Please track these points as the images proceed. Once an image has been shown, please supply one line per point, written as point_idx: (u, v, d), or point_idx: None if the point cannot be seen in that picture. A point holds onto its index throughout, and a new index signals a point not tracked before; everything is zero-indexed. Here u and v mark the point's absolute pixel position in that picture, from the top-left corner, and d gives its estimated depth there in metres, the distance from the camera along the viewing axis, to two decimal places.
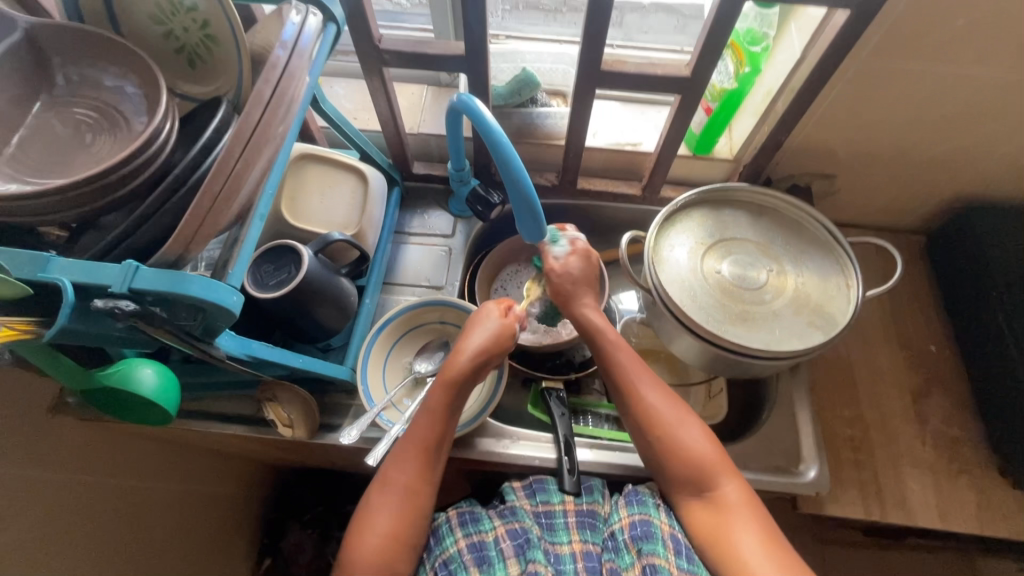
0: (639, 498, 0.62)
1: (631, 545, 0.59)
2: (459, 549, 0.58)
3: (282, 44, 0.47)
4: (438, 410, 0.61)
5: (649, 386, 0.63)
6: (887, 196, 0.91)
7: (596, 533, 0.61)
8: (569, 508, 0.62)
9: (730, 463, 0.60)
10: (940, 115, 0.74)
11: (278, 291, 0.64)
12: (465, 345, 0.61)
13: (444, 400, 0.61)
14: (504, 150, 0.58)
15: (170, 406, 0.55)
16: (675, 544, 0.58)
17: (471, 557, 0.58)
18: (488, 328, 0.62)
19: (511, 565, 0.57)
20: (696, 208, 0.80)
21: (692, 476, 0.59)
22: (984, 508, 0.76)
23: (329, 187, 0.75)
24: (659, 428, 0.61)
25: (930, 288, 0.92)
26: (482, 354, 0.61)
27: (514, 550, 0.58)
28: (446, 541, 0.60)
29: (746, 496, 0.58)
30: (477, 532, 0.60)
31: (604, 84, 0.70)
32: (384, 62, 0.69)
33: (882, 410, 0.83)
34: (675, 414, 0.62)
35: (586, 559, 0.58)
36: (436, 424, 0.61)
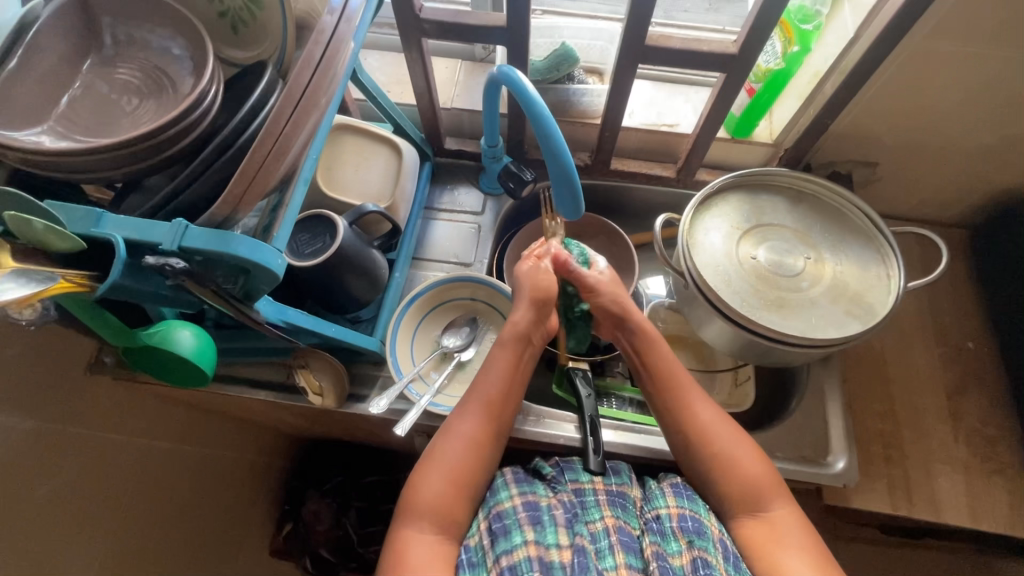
0: (688, 494, 0.61)
1: (679, 534, 0.57)
2: (514, 505, 0.58)
3: (331, 9, 0.47)
4: (507, 367, 0.64)
5: (705, 403, 0.65)
6: (932, 187, 0.88)
7: (627, 514, 0.60)
8: (598, 487, 0.62)
9: (781, 485, 0.61)
10: (998, 102, 0.71)
11: (314, 259, 0.65)
12: (520, 298, 0.66)
13: (511, 356, 0.65)
14: (546, 124, 0.58)
15: (206, 366, 0.56)
16: (723, 549, 0.57)
17: (524, 515, 0.57)
18: (539, 279, 0.66)
19: (562, 533, 0.56)
20: (734, 192, 0.78)
21: (748, 489, 0.60)
22: (1016, 510, 0.74)
23: (364, 159, 0.75)
24: (715, 440, 0.62)
25: (972, 283, 0.89)
26: (545, 306, 0.65)
27: (565, 520, 0.58)
28: (501, 495, 0.60)
29: (798, 519, 0.59)
30: (533, 492, 0.60)
31: (647, 60, 0.68)
32: (423, 32, 0.68)
33: (914, 405, 0.81)
34: (731, 427, 0.63)
35: (620, 533, 0.57)
36: (503, 381, 0.64)
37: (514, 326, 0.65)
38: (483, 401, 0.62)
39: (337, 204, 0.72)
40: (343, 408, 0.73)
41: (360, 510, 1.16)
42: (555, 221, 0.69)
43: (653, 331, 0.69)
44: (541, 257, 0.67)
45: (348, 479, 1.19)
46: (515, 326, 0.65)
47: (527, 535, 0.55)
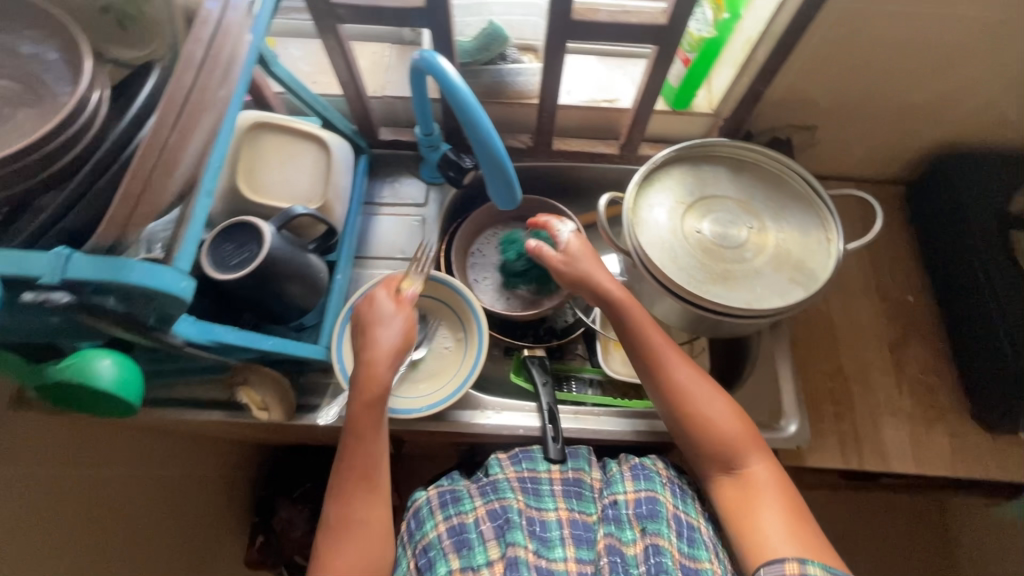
0: (646, 474, 0.63)
1: (633, 521, 0.59)
2: (438, 534, 0.59)
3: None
4: (366, 431, 0.60)
5: (679, 363, 0.64)
6: (868, 147, 0.89)
7: (582, 502, 0.62)
8: (554, 476, 0.64)
9: (756, 439, 0.61)
10: (924, 59, 0.72)
11: (241, 270, 0.60)
12: (374, 360, 0.60)
13: (372, 419, 0.61)
14: (471, 113, 0.56)
15: (130, 397, 0.53)
16: (676, 526, 0.60)
17: (449, 542, 0.58)
18: (392, 326, 0.62)
19: (492, 547, 0.57)
20: (676, 166, 0.77)
21: (724, 450, 0.61)
22: (957, 451, 0.78)
23: (290, 158, 0.70)
24: (686, 403, 0.63)
25: (909, 238, 0.92)
26: (396, 360, 0.61)
27: (494, 532, 0.58)
28: (426, 526, 0.60)
29: (774, 472, 0.60)
30: (457, 513, 0.60)
31: (576, 36, 0.66)
32: (338, 18, 0.64)
33: (861, 360, 0.84)
34: (703, 386, 0.63)
35: (573, 526, 0.59)
36: (373, 448, 0.61)
37: (374, 378, 0.60)
38: (349, 465, 0.60)
39: (262, 208, 0.67)
40: (292, 421, 0.71)
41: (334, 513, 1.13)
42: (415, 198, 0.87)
43: (619, 292, 0.66)
44: (393, 304, 0.63)
45: (319, 484, 1.16)
46: (376, 376, 0.60)
47: (452, 563, 0.56)
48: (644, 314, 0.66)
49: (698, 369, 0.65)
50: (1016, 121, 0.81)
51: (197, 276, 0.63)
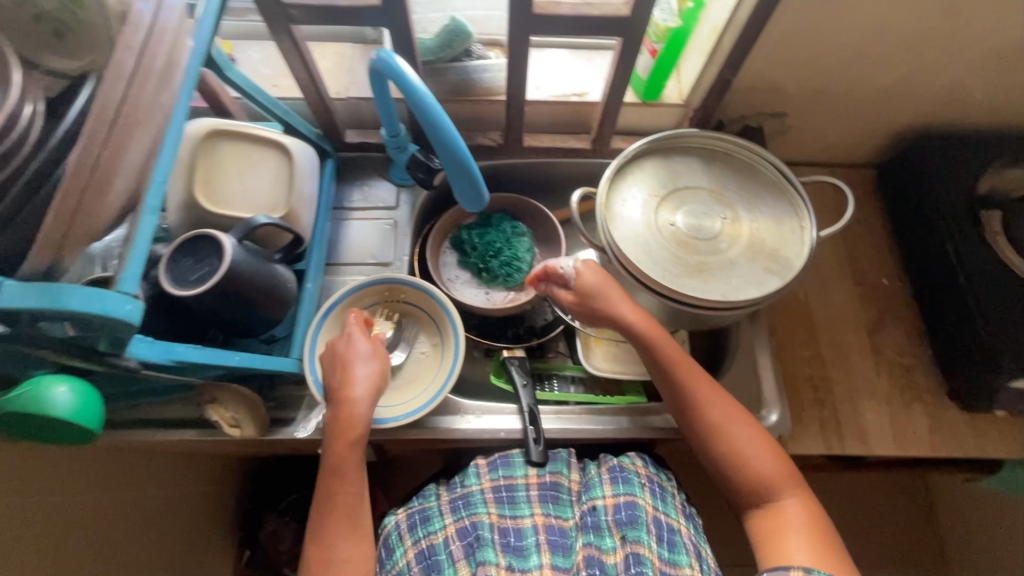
0: (625, 477, 0.66)
1: (614, 528, 0.63)
2: (408, 561, 0.63)
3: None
4: (350, 471, 0.60)
5: (715, 399, 0.64)
6: (838, 131, 0.89)
7: (559, 507, 0.65)
8: (531, 481, 0.67)
9: (790, 474, 0.61)
10: (889, 43, 0.72)
11: (201, 286, 0.58)
12: (356, 398, 0.62)
13: (356, 458, 0.61)
14: (434, 114, 0.56)
15: (90, 424, 0.51)
16: (656, 529, 0.63)
17: (419, 567, 0.62)
18: (369, 362, 0.64)
19: (461, 567, 0.61)
20: (648, 158, 0.76)
21: (757, 485, 0.61)
22: (935, 431, 0.79)
23: (250, 166, 0.68)
24: (720, 439, 0.63)
25: (882, 221, 0.93)
26: (374, 395, 0.63)
27: (463, 552, 0.62)
28: (397, 553, 0.64)
29: (807, 506, 0.61)
30: (426, 535, 0.64)
31: (539, 30, 0.64)
32: (291, 19, 0.62)
33: (839, 345, 0.84)
34: (738, 420, 0.63)
35: (549, 531, 0.63)
36: (355, 483, 0.61)
37: (350, 414, 0.61)
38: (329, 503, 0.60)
39: (222, 219, 0.65)
40: (267, 436, 0.69)
41: None
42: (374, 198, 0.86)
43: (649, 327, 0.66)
44: (363, 341, 0.65)
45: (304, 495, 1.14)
46: (352, 413, 0.61)
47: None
48: (675, 348, 0.66)
49: (733, 402, 0.65)
50: (981, 101, 0.82)
51: (155, 295, 0.60)
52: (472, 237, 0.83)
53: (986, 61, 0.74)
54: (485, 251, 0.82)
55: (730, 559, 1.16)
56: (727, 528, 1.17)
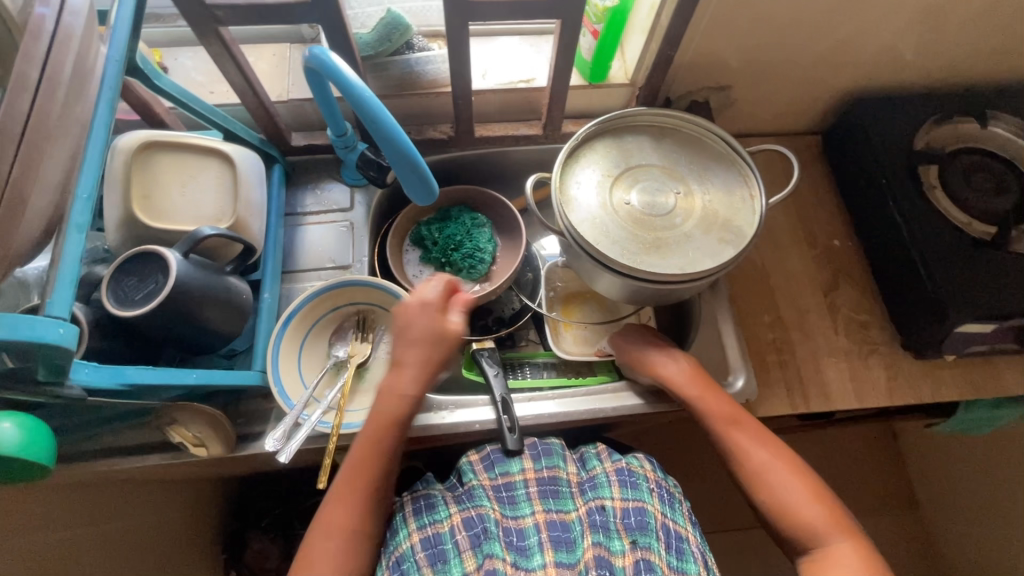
0: (633, 483, 0.66)
1: (623, 533, 0.62)
2: (411, 545, 0.61)
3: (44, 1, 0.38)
4: (376, 450, 0.62)
5: (754, 442, 0.66)
6: (781, 100, 0.91)
7: (559, 500, 0.65)
8: (528, 478, 0.67)
9: (838, 518, 0.60)
10: (819, 10, 0.73)
11: (146, 305, 0.56)
12: (412, 374, 0.63)
13: (388, 443, 0.62)
14: (373, 108, 0.55)
15: (41, 458, 0.49)
16: (665, 536, 0.63)
17: (424, 555, 0.60)
18: (434, 342, 0.63)
19: (467, 559, 0.59)
20: (600, 139, 0.77)
21: (805, 529, 0.60)
22: (892, 381, 0.82)
23: (190, 178, 0.65)
24: (760, 485, 0.63)
25: (829, 184, 0.96)
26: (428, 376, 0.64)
27: (469, 542, 0.60)
28: (400, 535, 0.63)
29: (863, 550, 0.58)
30: (432, 523, 0.62)
31: (477, 17, 0.63)
32: (218, 21, 0.60)
33: (798, 307, 0.87)
34: (783, 468, 0.64)
35: (551, 528, 0.62)
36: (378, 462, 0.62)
37: (399, 394, 0.63)
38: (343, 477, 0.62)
39: (165, 234, 0.63)
40: (235, 453, 0.67)
41: None
42: (328, 201, 0.84)
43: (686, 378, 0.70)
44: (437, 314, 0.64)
45: (288, 509, 1.11)
46: (400, 393, 0.63)
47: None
48: (710, 393, 0.69)
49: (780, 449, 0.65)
50: (911, 61, 0.85)
51: (100, 317, 0.58)
52: (432, 232, 0.82)
53: (914, 21, 0.77)
54: (446, 244, 0.82)
55: (714, 524, 1.20)
56: (709, 494, 1.21)
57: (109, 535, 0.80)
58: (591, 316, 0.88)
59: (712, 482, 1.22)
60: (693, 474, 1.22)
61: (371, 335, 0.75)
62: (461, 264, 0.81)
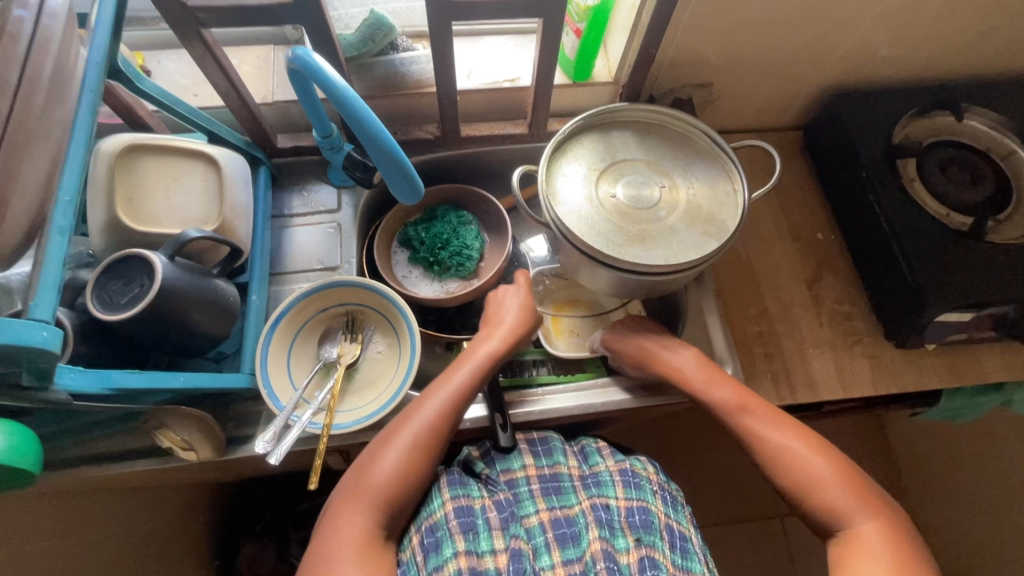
0: (637, 483, 0.67)
1: (628, 531, 0.62)
2: (446, 513, 0.62)
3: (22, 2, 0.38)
4: (456, 393, 0.66)
5: (772, 426, 0.65)
6: (763, 97, 0.93)
7: (562, 496, 0.66)
8: (530, 475, 0.67)
9: (863, 496, 0.59)
10: (798, 7, 0.75)
11: (132, 308, 0.56)
12: (497, 331, 0.72)
13: (464, 386, 0.67)
14: (355, 107, 0.55)
15: (27, 464, 0.48)
16: (669, 537, 0.63)
17: (457, 523, 0.61)
18: (518, 312, 0.75)
19: (496, 536, 0.61)
20: (585, 135, 0.78)
21: (827, 510, 0.60)
22: (876, 371, 0.84)
23: (176, 179, 0.65)
24: (780, 465, 0.63)
25: (812, 179, 0.97)
26: (514, 335, 0.72)
27: (500, 522, 0.62)
28: (435, 503, 0.64)
29: (887, 528, 0.57)
30: (465, 496, 0.64)
31: (459, 17, 0.64)
32: (200, 23, 0.60)
33: (783, 300, 0.88)
34: (803, 446, 0.63)
35: (555, 526, 0.63)
36: (450, 407, 0.65)
37: (479, 348, 0.71)
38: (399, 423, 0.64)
39: (151, 236, 0.62)
40: (224, 456, 0.67)
41: (301, 539, 1.08)
42: (315, 202, 0.84)
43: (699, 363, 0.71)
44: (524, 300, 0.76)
45: (280, 513, 1.10)
46: (484, 344, 0.71)
47: (458, 544, 0.60)
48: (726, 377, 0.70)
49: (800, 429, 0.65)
50: (888, 57, 0.86)
51: (85, 322, 0.57)
52: (419, 232, 0.83)
53: (889, 17, 0.78)
54: (433, 243, 0.82)
55: (708, 517, 1.21)
56: (701, 488, 1.22)
57: (99, 543, 0.79)
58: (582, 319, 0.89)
59: (703, 475, 1.23)
60: (686, 469, 1.23)
61: (360, 335, 0.75)
62: (451, 261, 0.81)
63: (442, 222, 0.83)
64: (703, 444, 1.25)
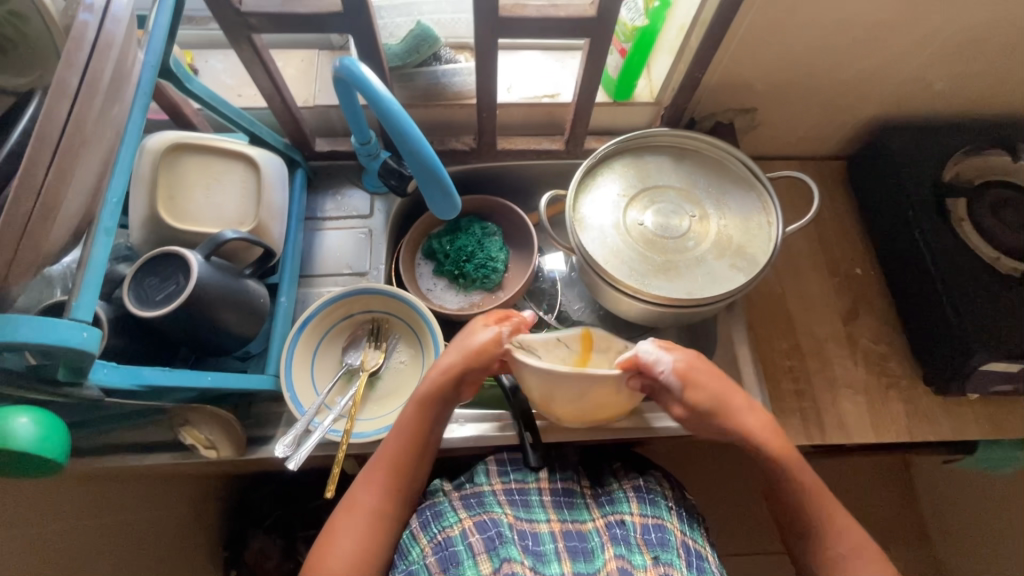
0: (652, 499, 0.66)
1: (644, 548, 0.60)
2: (425, 553, 0.60)
3: (88, 7, 0.39)
4: (385, 456, 0.63)
5: (837, 531, 0.62)
6: (807, 125, 0.90)
7: (575, 511, 0.65)
8: (543, 487, 0.67)
9: None
10: (852, 37, 0.73)
11: (168, 305, 0.56)
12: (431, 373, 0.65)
13: (394, 446, 0.63)
14: (400, 122, 0.55)
15: (55, 454, 0.49)
16: (685, 554, 0.61)
17: (435, 560, 0.59)
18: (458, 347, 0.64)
19: (483, 561, 0.57)
20: (619, 157, 0.77)
21: None
22: (912, 417, 0.80)
23: (215, 179, 0.66)
24: (829, 564, 0.62)
25: (853, 212, 0.94)
26: (449, 374, 0.63)
27: (484, 545, 0.58)
28: (412, 555, 0.61)
29: None
30: (442, 529, 0.61)
31: (506, 32, 0.63)
32: (251, 28, 0.61)
33: (817, 335, 0.85)
34: (864, 553, 0.61)
35: (567, 538, 0.61)
36: (384, 474, 0.63)
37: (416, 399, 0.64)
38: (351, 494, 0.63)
39: (188, 235, 0.63)
40: (245, 456, 0.67)
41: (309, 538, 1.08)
42: (348, 207, 0.84)
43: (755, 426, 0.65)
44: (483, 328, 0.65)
45: (291, 510, 1.10)
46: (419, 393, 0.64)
47: None
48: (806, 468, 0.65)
49: (812, 484, 0.64)
50: (941, 91, 0.83)
51: (120, 316, 0.58)
52: (443, 245, 0.82)
53: (947, 52, 0.75)
54: (458, 256, 0.81)
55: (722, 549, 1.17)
56: (716, 519, 1.18)
57: (114, 528, 0.79)
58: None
59: (720, 505, 1.19)
60: (704, 498, 1.19)
61: (383, 343, 0.75)
62: (475, 276, 0.81)
63: (466, 235, 0.82)
64: (723, 474, 1.21)
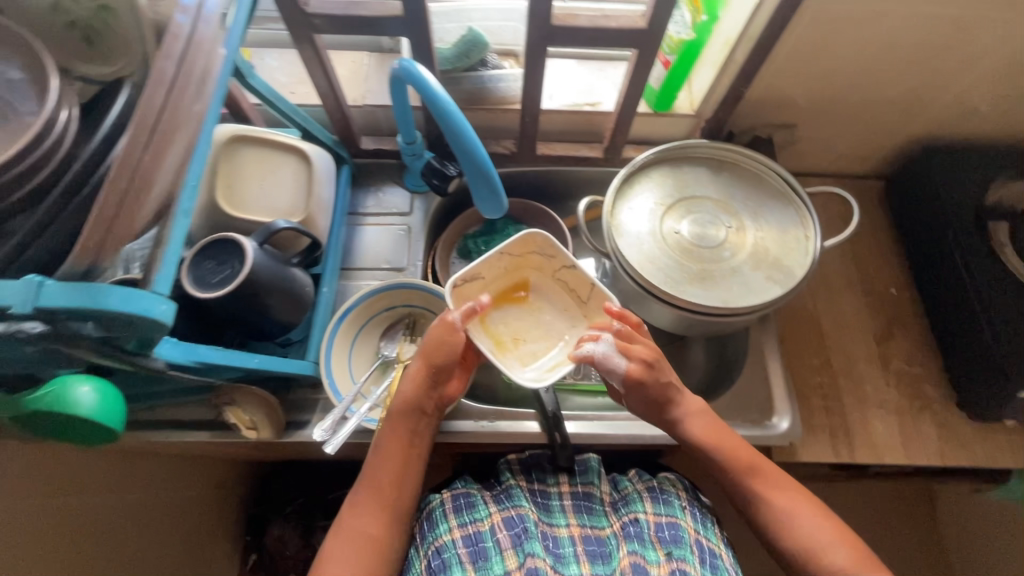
0: (665, 499, 0.66)
1: (658, 544, 0.61)
2: (454, 539, 0.61)
3: (184, 9, 0.43)
4: (371, 470, 0.63)
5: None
6: (846, 142, 0.90)
7: (594, 516, 0.65)
8: (564, 491, 0.67)
9: None
10: (899, 56, 0.73)
11: (223, 288, 0.59)
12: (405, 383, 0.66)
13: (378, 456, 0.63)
14: (453, 121, 0.57)
15: (115, 423, 0.50)
16: (698, 551, 0.62)
17: (466, 552, 0.59)
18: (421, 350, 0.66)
19: (508, 557, 0.58)
20: (657, 167, 0.78)
21: None
22: (945, 441, 0.79)
23: (271, 171, 0.69)
24: None
25: (889, 232, 0.94)
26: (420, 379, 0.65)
27: (511, 541, 0.59)
28: (440, 528, 0.62)
29: None
30: (473, 521, 0.62)
31: (557, 40, 0.65)
32: (315, 28, 0.64)
33: (849, 353, 0.85)
34: None
35: (586, 542, 0.61)
36: (374, 487, 0.62)
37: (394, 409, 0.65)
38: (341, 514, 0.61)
39: (243, 223, 0.66)
40: (282, 439, 0.70)
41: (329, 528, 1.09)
42: (388, 204, 0.87)
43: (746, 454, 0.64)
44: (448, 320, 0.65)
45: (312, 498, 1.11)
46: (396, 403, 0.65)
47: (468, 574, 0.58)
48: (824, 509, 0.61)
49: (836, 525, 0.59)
50: (986, 114, 0.83)
51: (177, 297, 0.61)
52: (479, 246, 0.84)
53: (996, 75, 0.75)
54: None
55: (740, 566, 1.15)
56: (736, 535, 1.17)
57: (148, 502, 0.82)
58: (555, 297, 0.73)
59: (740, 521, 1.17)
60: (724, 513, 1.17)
61: (418, 337, 0.77)
62: None
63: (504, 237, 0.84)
64: None
